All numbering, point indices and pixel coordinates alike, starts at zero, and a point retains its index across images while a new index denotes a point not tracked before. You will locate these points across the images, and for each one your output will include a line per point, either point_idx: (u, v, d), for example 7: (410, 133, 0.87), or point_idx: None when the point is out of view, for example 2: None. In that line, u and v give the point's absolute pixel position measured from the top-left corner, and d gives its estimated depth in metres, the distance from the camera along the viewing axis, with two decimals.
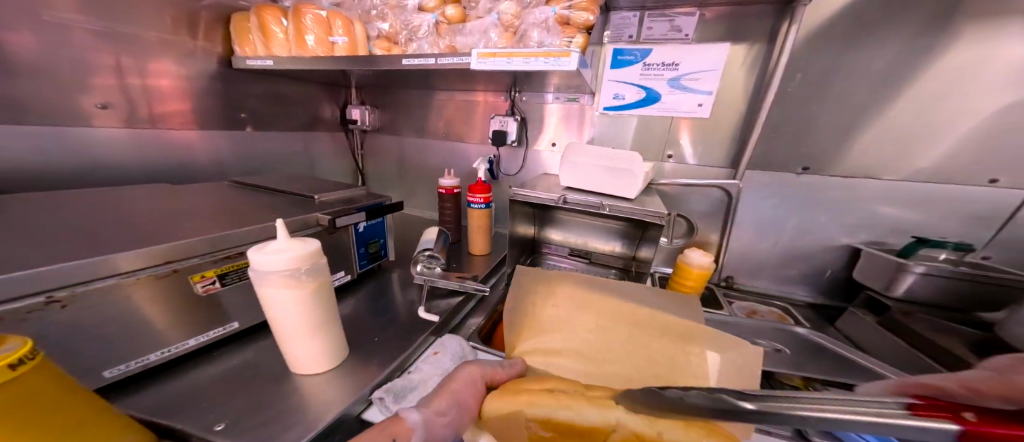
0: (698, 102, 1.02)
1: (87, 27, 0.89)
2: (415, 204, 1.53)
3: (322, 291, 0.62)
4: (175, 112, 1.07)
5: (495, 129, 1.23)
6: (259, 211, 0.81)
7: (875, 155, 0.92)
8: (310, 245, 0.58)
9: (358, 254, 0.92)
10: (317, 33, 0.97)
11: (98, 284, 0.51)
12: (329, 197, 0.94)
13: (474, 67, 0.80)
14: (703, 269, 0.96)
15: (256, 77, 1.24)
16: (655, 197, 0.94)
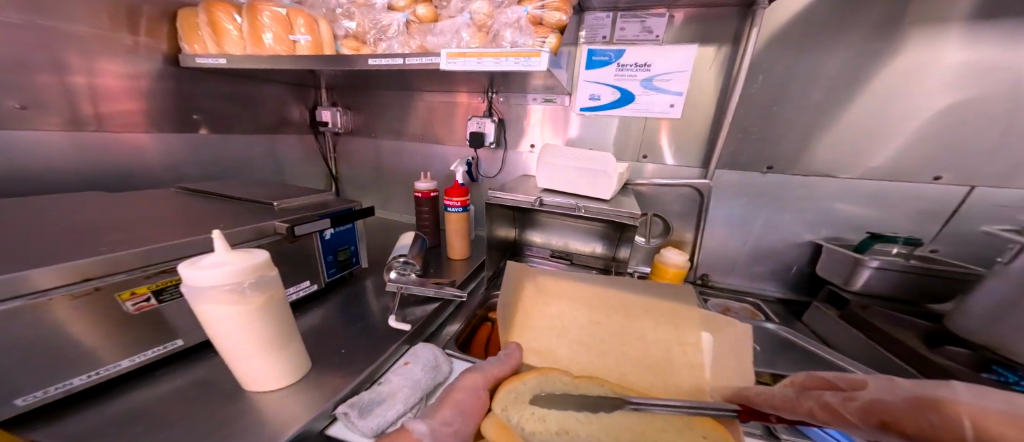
0: (669, 103, 1.05)
1: (10, 20, 0.81)
2: (392, 208, 1.49)
3: (271, 305, 0.60)
4: (120, 114, 1.00)
5: (472, 131, 1.21)
6: (216, 218, 0.76)
7: (832, 155, 0.96)
8: (253, 258, 0.56)
9: (324, 262, 0.89)
10: (276, 30, 0.92)
11: (4, 306, 0.46)
12: (289, 204, 0.89)
13: (445, 68, 0.79)
14: (679, 269, 0.98)
15: (211, 77, 1.17)
16: (631, 198, 0.95)
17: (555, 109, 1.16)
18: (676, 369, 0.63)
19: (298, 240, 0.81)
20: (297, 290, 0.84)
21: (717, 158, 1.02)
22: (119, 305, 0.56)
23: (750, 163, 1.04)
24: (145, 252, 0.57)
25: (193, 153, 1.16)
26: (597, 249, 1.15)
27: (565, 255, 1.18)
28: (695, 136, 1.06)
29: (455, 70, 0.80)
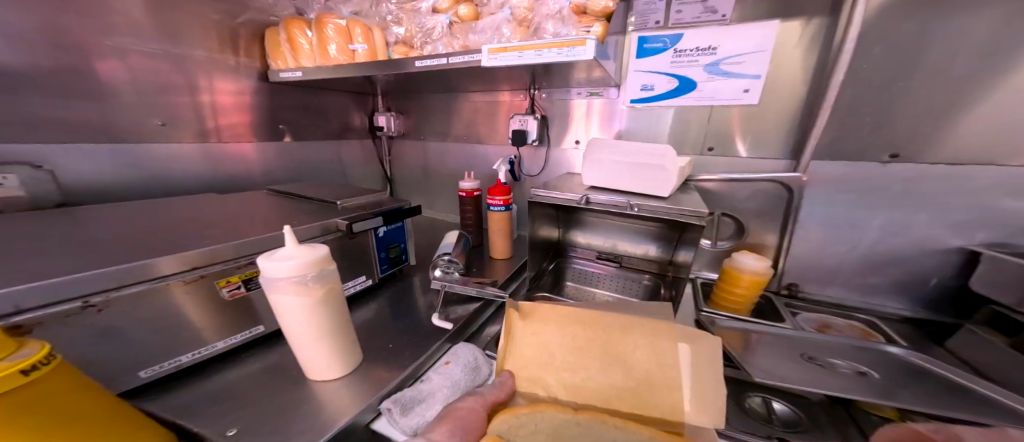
0: (742, 88, 0.91)
1: (145, 51, 0.97)
2: (439, 208, 1.54)
3: (330, 297, 0.64)
4: (227, 128, 1.16)
5: (515, 129, 1.18)
6: (286, 217, 0.85)
7: (983, 137, 0.76)
8: (316, 252, 0.61)
9: (378, 259, 0.95)
10: (338, 42, 0.99)
11: (131, 290, 0.56)
12: (351, 203, 0.95)
13: (486, 64, 0.78)
14: (757, 275, 0.85)
15: (291, 89, 1.31)
16: (695, 195, 0.84)
17: (603, 102, 1.08)
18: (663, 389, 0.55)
19: (356, 236, 0.86)
20: (354, 284, 0.89)
21: (813, 148, 0.84)
22: (216, 290, 0.65)
23: (867, 150, 0.85)
24: (234, 246, 0.66)
25: (281, 159, 1.32)
26: (650, 252, 1.05)
27: (613, 257, 1.10)
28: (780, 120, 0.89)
29: (496, 65, 0.78)
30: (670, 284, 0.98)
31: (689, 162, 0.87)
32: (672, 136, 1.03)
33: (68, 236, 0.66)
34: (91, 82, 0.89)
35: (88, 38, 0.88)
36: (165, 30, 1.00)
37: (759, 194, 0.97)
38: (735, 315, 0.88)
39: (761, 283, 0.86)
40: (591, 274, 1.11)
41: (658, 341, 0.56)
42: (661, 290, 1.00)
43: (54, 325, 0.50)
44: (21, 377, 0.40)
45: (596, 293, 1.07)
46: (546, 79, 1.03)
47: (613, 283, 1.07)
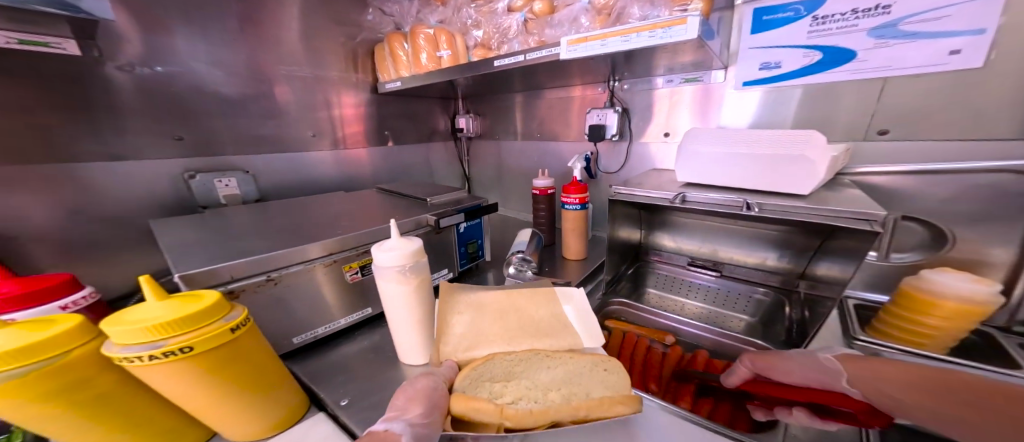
0: (947, 50, 0.66)
1: (299, 74, 1.15)
2: (513, 206, 1.55)
3: (426, 287, 0.65)
4: (354, 134, 1.33)
5: (592, 124, 1.12)
6: (380, 214, 0.93)
7: None
8: (416, 244, 0.62)
9: (459, 253, 0.96)
10: (428, 50, 1.06)
11: (289, 270, 0.66)
12: (438, 200, 1.00)
13: (564, 57, 0.71)
14: (964, 303, 0.59)
15: (395, 98, 1.41)
16: (851, 193, 0.66)
17: (697, 89, 0.94)
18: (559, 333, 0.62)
19: (443, 230, 0.90)
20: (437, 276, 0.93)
21: None
22: (343, 274, 0.75)
23: None
24: (356, 236, 0.75)
25: (392, 159, 1.46)
26: (767, 261, 0.87)
27: (711, 265, 0.95)
28: (975, 95, 0.65)
29: (574, 58, 0.72)
30: (801, 303, 0.80)
31: (846, 152, 0.69)
32: (801, 121, 0.83)
33: (230, 228, 0.81)
34: (279, 106, 1.12)
35: (266, 69, 1.08)
36: (314, 55, 1.18)
37: (961, 190, 0.70)
38: (920, 351, 0.63)
39: (977, 314, 0.59)
40: (684, 282, 0.97)
41: (544, 296, 0.68)
42: (785, 308, 0.82)
43: (250, 292, 0.63)
44: (230, 333, 0.47)
45: (682, 304, 0.94)
46: (626, 69, 0.94)
47: (707, 295, 0.93)
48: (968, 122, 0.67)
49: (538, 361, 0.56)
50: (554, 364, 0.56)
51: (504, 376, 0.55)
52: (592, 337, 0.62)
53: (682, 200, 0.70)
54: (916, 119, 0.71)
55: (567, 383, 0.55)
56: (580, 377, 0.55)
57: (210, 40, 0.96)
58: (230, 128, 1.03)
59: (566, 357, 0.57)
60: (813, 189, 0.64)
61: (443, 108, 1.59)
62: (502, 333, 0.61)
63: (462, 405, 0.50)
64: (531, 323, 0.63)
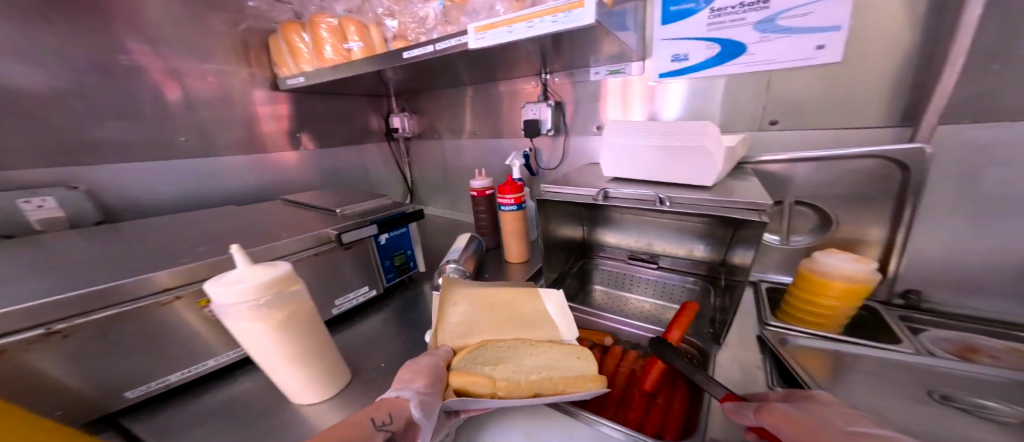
0: (815, 45, 0.70)
1: (186, 67, 0.99)
2: (460, 208, 1.49)
3: (300, 319, 0.49)
4: (273, 134, 1.18)
5: (529, 119, 1.08)
6: (287, 219, 0.81)
7: None
8: (277, 269, 0.46)
9: (382, 268, 0.78)
10: (332, 41, 0.95)
11: (104, 314, 0.48)
12: (352, 210, 0.78)
13: (473, 46, 0.65)
14: (850, 281, 0.64)
15: (318, 96, 1.28)
16: (752, 182, 0.68)
17: (624, 81, 0.93)
18: (548, 323, 0.68)
19: (352, 245, 0.71)
20: (357, 296, 0.74)
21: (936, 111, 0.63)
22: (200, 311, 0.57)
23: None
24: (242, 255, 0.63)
25: (315, 164, 1.32)
26: (696, 252, 0.90)
27: (649, 258, 0.96)
28: (850, 86, 0.70)
29: (485, 47, 0.66)
30: (722, 290, 0.81)
31: (743, 142, 0.71)
32: (712, 112, 0.85)
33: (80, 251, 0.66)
34: (158, 105, 0.94)
35: (139, 61, 0.91)
36: (206, 45, 1.02)
37: (844, 174, 0.74)
38: (819, 330, 0.68)
39: (862, 290, 0.64)
40: (626, 277, 0.97)
41: (529, 294, 0.71)
42: (712, 297, 0.83)
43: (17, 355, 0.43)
44: None
45: (625, 299, 0.94)
46: (557, 60, 0.92)
47: (652, 289, 0.92)
48: (851, 111, 0.71)
49: (523, 349, 0.63)
50: (537, 351, 0.63)
51: (494, 361, 0.60)
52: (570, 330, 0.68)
53: (606, 197, 0.69)
54: (805, 108, 0.75)
55: (549, 366, 0.60)
56: (561, 362, 0.61)
57: (53, 25, 0.79)
58: (85, 130, 0.84)
59: (548, 345, 0.63)
60: (719, 179, 0.66)
61: (374, 107, 1.47)
62: (493, 325, 0.67)
63: (460, 379, 0.54)
64: (520, 314, 0.69)
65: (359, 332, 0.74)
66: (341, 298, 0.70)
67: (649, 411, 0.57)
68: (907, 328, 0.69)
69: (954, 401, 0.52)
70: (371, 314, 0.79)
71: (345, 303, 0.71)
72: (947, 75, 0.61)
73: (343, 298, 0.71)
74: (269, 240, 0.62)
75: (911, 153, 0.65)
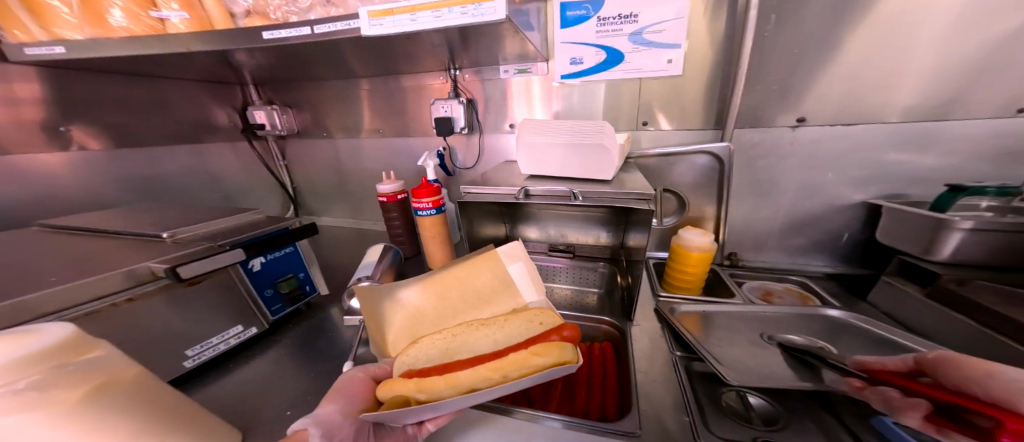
0: (666, 59, 0.85)
1: None
2: (366, 216, 1.33)
3: (113, 395, 0.31)
4: (12, 127, 0.80)
5: (439, 116, 1.03)
6: (87, 241, 0.58)
7: (858, 96, 0.76)
8: (49, 335, 0.30)
9: (264, 300, 0.62)
10: (127, 4, 0.67)
11: None
12: (190, 233, 0.59)
13: (367, 33, 0.56)
14: (704, 251, 0.81)
15: (124, 79, 0.96)
16: (637, 174, 0.79)
17: (534, 81, 0.96)
18: (502, 302, 0.63)
19: (199, 280, 0.53)
20: (224, 340, 0.57)
21: (734, 115, 0.81)
22: None
23: (775, 118, 0.83)
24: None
25: (113, 171, 0.95)
26: (601, 238, 0.99)
27: (566, 248, 1.02)
28: (687, 94, 0.87)
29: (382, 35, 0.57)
30: (624, 270, 0.91)
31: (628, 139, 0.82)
32: (604, 112, 0.95)
33: None
34: None
35: None
36: None
37: (695, 168, 0.91)
38: (690, 295, 0.84)
39: (707, 256, 0.81)
40: (549, 269, 1.02)
41: (484, 261, 0.64)
42: (617, 278, 0.95)
43: None
44: None
45: (554, 289, 1.00)
46: (465, 56, 0.89)
47: (572, 276, 1.00)
48: (692, 114, 0.89)
49: (474, 333, 0.57)
50: (492, 331, 0.57)
51: (444, 355, 0.56)
52: (534, 291, 0.63)
53: (526, 195, 0.70)
54: (670, 111, 0.89)
55: (503, 344, 0.55)
56: (518, 335, 0.56)
57: None
58: None
59: (503, 320, 0.58)
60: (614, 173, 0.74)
61: (219, 97, 1.16)
62: (445, 313, 0.63)
63: (387, 390, 0.50)
64: (474, 295, 0.63)
65: (238, 383, 0.57)
66: (196, 347, 0.53)
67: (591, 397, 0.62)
68: (735, 283, 0.89)
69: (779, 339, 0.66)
70: (253, 356, 0.62)
71: (203, 352, 0.54)
72: (737, 91, 0.79)
73: (199, 346, 0.53)
74: (25, 287, 0.41)
75: (721, 151, 0.85)
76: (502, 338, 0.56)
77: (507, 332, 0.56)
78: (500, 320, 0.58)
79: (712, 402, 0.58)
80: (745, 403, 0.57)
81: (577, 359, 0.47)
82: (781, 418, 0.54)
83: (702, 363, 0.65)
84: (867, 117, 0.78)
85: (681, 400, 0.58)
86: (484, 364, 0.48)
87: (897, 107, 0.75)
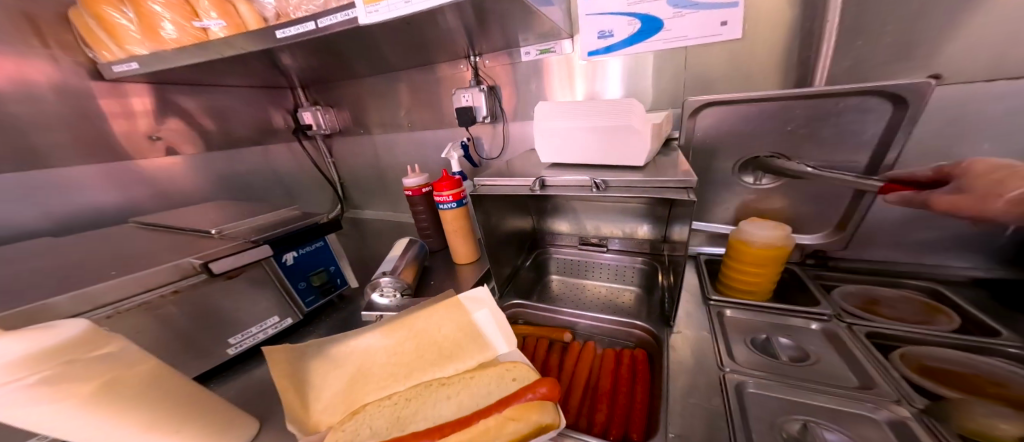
0: (719, 21, 0.70)
1: None
2: (403, 209, 1.38)
3: (128, 388, 0.34)
4: (118, 136, 0.94)
5: (462, 107, 1.00)
6: (152, 238, 0.66)
7: (1017, 38, 0.54)
8: (61, 332, 0.30)
9: (296, 292, 0.66)
10: (172, 17, 0.76)
11: None
12: (235, 229, 0.64)
13: (365, 22, 0.56)
14: (767, 246, 0.67)
15: (199, 89, 1.08)
16: (681, 157, 0.67)
17: (559, 60, 0.87)
18: (460, 354, 0.56)
19: (236, 273, 0.57)
20: (263, 329, 0.61)
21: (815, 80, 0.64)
22: None
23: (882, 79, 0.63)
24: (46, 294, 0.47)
25: (196, 171, 1.09)
26: (640, 232, 0.89)
27: (599, 242, 0.94)
28: (749, 59, 0.71)
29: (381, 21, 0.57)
30: (666, 268, 0.80)
31: (666, 117, 0.70)
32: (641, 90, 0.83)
33: None
34: None
35: None
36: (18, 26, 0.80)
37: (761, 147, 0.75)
38: (750, 301, 0.70)
39: (776, 254, 0.67)
40: (581, 264, 0.94)
41: (447, 309, 0.59)
42: (658, 275, 0.84)
43: None
44: None
45: (587, 285, 0.92)
46: (484, 39, 0.83)
47: (604, 273, 0.91)
48: (754, 84, 0.73)
49: (433, 396, 0.53)
50: (453, 393, 0.53)
51: (394, 427, 0.50)
52: (503, 343, 0.58)
53: (543, 186, 0.64)
54: (723, 82, 0.75)
55: (467, 408, 0.51)
56: (484, 396, 0.52)
57: None
58: None
59: (466, 380, 0.54)
60: (649, 157, 0.64)
61: (273, 101, 1.26)
62: (394, 372, 0.54)
63: None
64: (430, 349, 0.57)
65: (273, 371, 0.61)
66: (236, 336, 0.58)
67: (617, 413, 0.55)
68: (819, 287, 0.72)
69: (890, 368, 0.52)
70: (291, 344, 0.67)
71: (244, 340, 0.59)
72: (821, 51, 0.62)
73: (239, 334, 0.59)
74: (90, 281, 0.46)
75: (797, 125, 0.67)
76: (465, 402, 0.52)
77: (469, 394, 0.53)
78: (460, 379, 0.54)
79: (766, 430, 0.47)
80: (817, 435, 0.45)
81: (559, 421, 0.47)
82: None
83: (757, 383, 0.53)
84: None
85: (726, 426, 0.48)
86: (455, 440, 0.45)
87: None
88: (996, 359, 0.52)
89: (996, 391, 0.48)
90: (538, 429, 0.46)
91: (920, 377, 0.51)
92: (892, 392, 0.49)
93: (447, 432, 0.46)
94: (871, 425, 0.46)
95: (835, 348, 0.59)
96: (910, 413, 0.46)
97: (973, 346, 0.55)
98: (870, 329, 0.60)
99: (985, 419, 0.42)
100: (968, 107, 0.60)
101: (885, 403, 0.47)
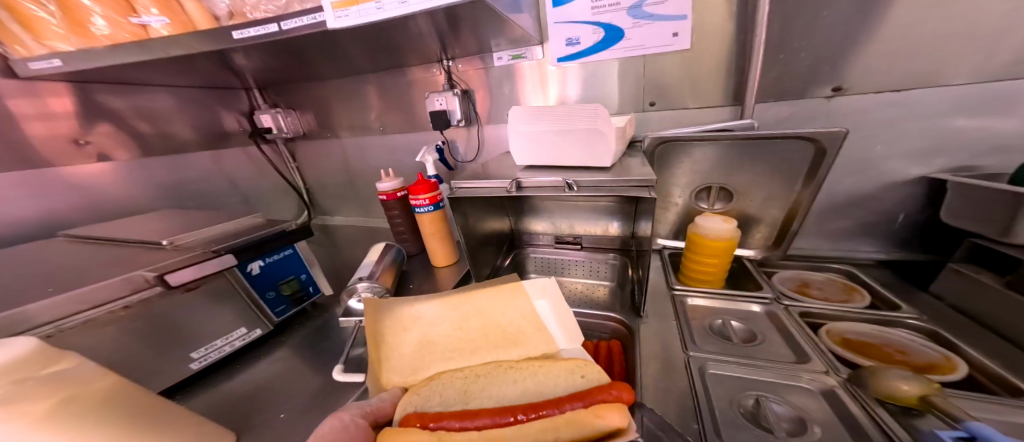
0: (670, 33, 0.77)
1: None
2: (376, 214, 1.35)
3: (89, 403, 0.33)
4: (39, 141, 0.84)
5: (434, 110, 1.00)
6: (95, 250, 0.61)
7: (909, 55, 0.64)
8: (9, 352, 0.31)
9: (265, 302, 0.63)
10: (106, 12, 0.70)
11: None
12: (192, 239, 0.60)
13: (334, 26, 0.57)
14: (719, 237, 0.73)
15: (137, 89, 0.99)
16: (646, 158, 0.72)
17: (529, 66, 0.91)
18: (526, 337, 0.58)
19: (197, 285, 0.54)
20: (229, 341, 0.58)
21: (752, 89, 0.72)
22: None
23: (808, 89, 0.72)
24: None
25: (137, 178, 1.00)
26: (611, 229, 0.94)
27: (574, 240, 0.98)
28: (699, 69, 0.78)
29: (350, 27, 0.57)
30: (635, 262, 0.85)
31: (629, 121, 0.76)
32: (606, 97, 0.89)
33: None
34: None
35: None
36: None
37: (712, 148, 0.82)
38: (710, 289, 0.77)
39: (728, 245, 0.73)
40: (558, 263, 0.98)
41: (512, 294, 0.60)
42: (629, 269, 0.89)
43: None
44: None
45: (564, 282, 0.95)
46: (455, 44, 0.85)
47: (580, 269, 0.95)
48: (704, 91, 0.80)
49: (499, 376, 0.53)
50: (520, 377, 0.53)
51: (460, 399, 0.52)
52: (568, 338, 0.58)
53: (518, 187, 0.67)
54: (678, 89, 0.81)
55: (533, 395, 0.51)
56: (554, 386, 0.52)
57: None
58: None
59: (535, 366, 0.54)
60: (616, 157, 0.68)
61: (227, 102, 1.19)
62: (461, 349, 0.57)
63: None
64: (494, 331, 0.58)
65: (241, 387, 0.58)
66: (201, 349, 0.55)
67: None
68: (764, 274, 0.81)
69: (820, 344, 0.60)
70: (262, 357, 0.64)
71: (210, 354, 0.56)
72: (755, 63, 0.70)
73: (203, 348, 0.55)
74: (26, 298, 0.42)
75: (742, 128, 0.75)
76: (533, 387, 0.52)
77: (537, 380, 0.52)
78: (529, 366, 0.54)
79: (727, 406, 0.52)
80: (765, 407, 0.51)
81: (632, 426, 0.43)
82: (811, 430, 0.47)
83: (716, 364, 0.59)
84: (920, 80, 0.65)
85: (692, 405, 0.52)
86: (526, 420, 0.45)
87: (962, 65, 0.62)
88: (900, 330, 0.61)
89: (900, 358, 0.55)
90: (614, 431, 0.43)
91: (844, 349, 0.58)
92: (822, 364, 0.56)
93: (517, 414, 0.46)
94: (808, 395, 0.52)
95: (777, 327, 0.66)
96: (837, 382, 0.53)
97: (884, 320, 0.63)
98: (802, 310, 0.68)
99: (890, 382, 0.49)
100: (875, 114, 0.70)
101: (817, 374, 0.55)
